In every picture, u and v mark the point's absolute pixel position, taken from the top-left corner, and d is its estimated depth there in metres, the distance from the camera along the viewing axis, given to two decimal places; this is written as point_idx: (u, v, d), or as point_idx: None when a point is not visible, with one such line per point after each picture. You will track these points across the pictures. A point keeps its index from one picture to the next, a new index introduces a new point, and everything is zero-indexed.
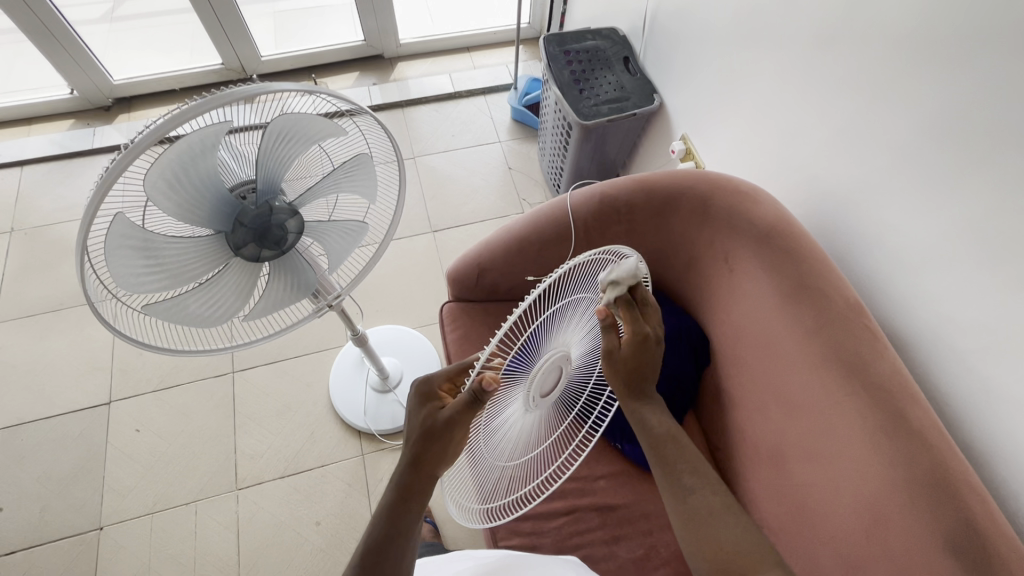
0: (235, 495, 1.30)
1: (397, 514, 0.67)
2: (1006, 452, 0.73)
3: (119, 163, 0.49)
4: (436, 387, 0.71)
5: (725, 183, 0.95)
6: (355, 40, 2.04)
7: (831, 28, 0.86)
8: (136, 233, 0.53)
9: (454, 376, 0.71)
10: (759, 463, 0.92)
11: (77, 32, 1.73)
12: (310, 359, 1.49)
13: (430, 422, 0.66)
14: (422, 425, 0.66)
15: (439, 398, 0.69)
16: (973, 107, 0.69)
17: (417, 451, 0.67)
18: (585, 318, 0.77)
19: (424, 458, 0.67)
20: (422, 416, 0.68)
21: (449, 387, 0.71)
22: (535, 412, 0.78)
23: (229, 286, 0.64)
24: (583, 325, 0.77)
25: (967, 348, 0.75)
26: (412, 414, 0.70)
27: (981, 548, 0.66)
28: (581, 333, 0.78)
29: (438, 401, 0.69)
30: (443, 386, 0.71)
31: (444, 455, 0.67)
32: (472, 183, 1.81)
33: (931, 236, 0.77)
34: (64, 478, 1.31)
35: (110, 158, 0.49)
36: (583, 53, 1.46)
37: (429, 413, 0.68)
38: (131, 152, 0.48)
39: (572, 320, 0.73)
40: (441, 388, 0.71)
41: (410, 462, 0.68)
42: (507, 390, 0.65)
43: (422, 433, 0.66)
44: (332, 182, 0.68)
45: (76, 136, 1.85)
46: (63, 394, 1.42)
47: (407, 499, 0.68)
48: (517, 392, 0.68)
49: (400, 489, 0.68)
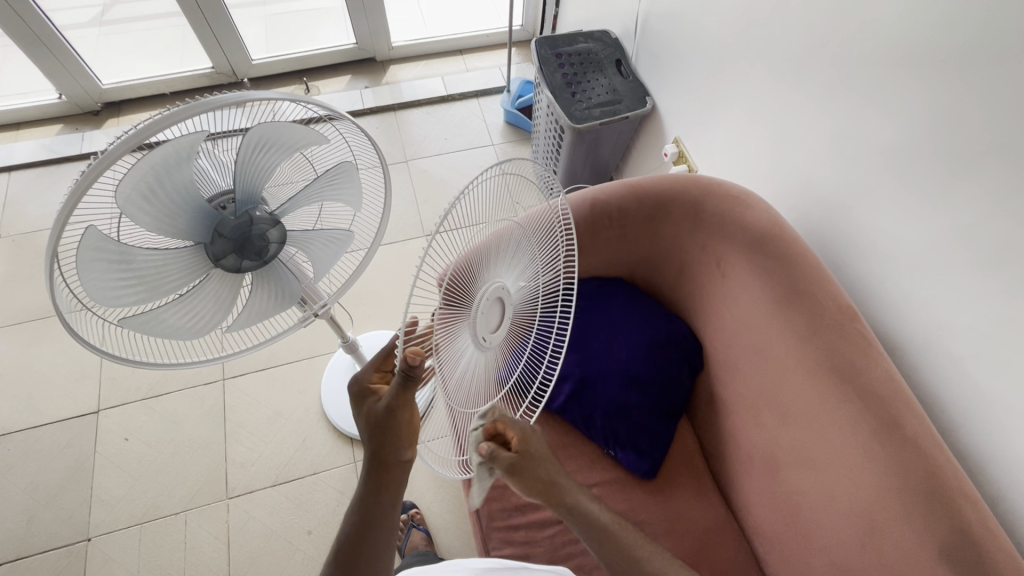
0: (226, 504, 1.28)
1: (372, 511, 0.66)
2: (1000, 459, 0.72)
3: (92, 175, 0.47)
4: (367, 381, 0.69)
5: (716, 188, 0.94)
6: (347, 43, 2.02)
7: (822, 31, 0.85)
8: (110, 245, 0.51)
9: (383, 365, 0.70)
10: (753, 469, 0.91)
11: (64, 36, 1.72)
12: (302, 365, 1.48)
13: (374, 415, 0.65)
14: (370, 417, 0.66)
15: (375, 390, 0.68)
16: (965, 111, 0.68)
17: (376, 445, 0.66)
18: (510, 247, 0.77)
19: (384, 449, 0.66)
20: (363, 415, 0.67)
21: (381, 377, 0.70)
22: (492, 353, 0.77)
23: (209, 297, 0.63)
24: (508, 258, 0.77)
25: (961, 353, 0.74)
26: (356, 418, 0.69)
27: (977, 557, 0.65)
28: (508, 265, 0.77)
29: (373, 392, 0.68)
30: (373, 377, 0.69)
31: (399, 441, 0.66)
32: (465, 187, 1.80)
33: (924, 241, 0.76)
34: (51, 488, 1.30)
35: (83, 168, 0.48)
36: (575, 56, 1.45)
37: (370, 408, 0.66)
38: (103, 162, 0.47)
39: (495, 252, 0.73)
40: (373, 381, 0.69)
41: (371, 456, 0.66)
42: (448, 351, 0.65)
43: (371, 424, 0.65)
44: (315, 190, 0.67)
45: (64, 141, 1.83)
46: (51, 403, 1.40)
47: (379, 495, 0.66)
48: (456, 349, 0.67)
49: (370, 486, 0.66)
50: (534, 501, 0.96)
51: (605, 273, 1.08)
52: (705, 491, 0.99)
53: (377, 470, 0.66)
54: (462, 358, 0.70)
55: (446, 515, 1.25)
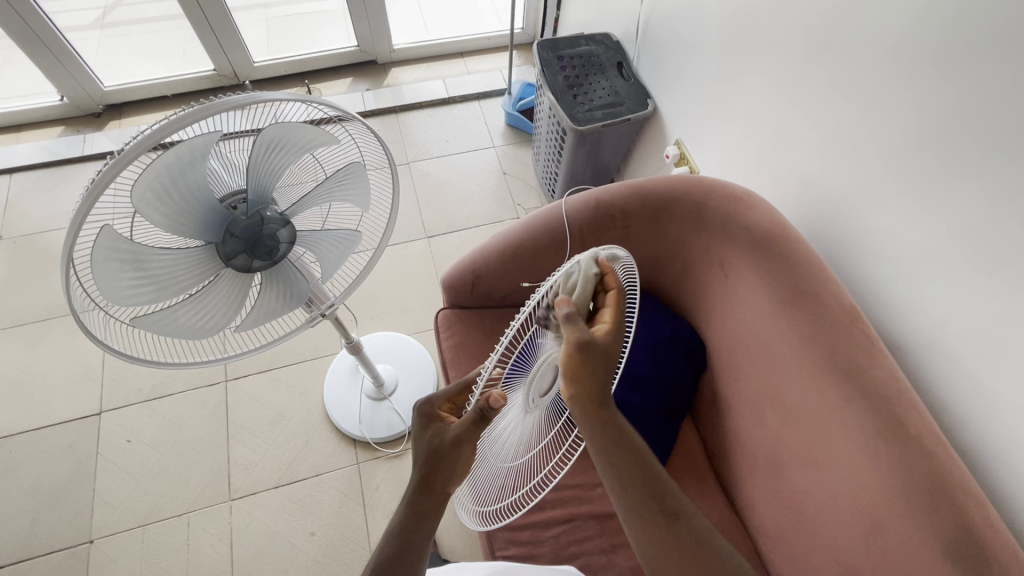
0: (229, 505, 1.28)
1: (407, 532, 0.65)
2: (1003, 457, 0.73)
3: (107, 175, 0.47)
4: (436, 408, 0.70)
5: (718, 189, 0.95)
6: (348, 46, 2.03)
7: (824, 34, 0.86)
8: (125, 245, 0.52)
9: (453, 398, 0.72)
10: (757, 469, 0.92)
11: (66, 39, 1.72)
12: (304, 367, 1.48)
13: (437, 443, 0.66)
14: (429, 446, 0.66)
15: (442, 418, 0.69)
16: (964, 113, 0.69)
17: (425, 472, 0.66)
18: None
19: (435, 478, 0.66)
20: (427, 438, 0.67)
21: (449, 408, 0.71)
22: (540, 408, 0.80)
23: (219, 297, 0.64)
24: None
25: (962, 352, 0.75)
26: (416, 438, 0.69)
27: (979, 553, 0.65)
28: None
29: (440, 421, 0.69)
30: (443, 406, 0.71)
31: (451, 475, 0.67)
32: (466, 189, 1.80)
33: (926, 241, 0.77)
34: (53, 490, 1.29)
35: (98, 168, 0.48)
36: (577, 59, 1.46)
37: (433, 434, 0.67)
38: (122, 160, 0.47)
39: None
40: (441, 409, 0.71)
41: (419, 483, 0.67)
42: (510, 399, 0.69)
43: (428, 455, 0.66)
44: (324, 191, 0.67)
45: (65, 143, 1.83)
46: (52, 405, 1.40)
47: (421, 518, 0.66)
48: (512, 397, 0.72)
49: (414, 510, 0.66)
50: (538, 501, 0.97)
51: None
52: (709, 491, 1.00)
53: (423, 494, 0.67)
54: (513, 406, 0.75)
55: (450, 516, 1.25)
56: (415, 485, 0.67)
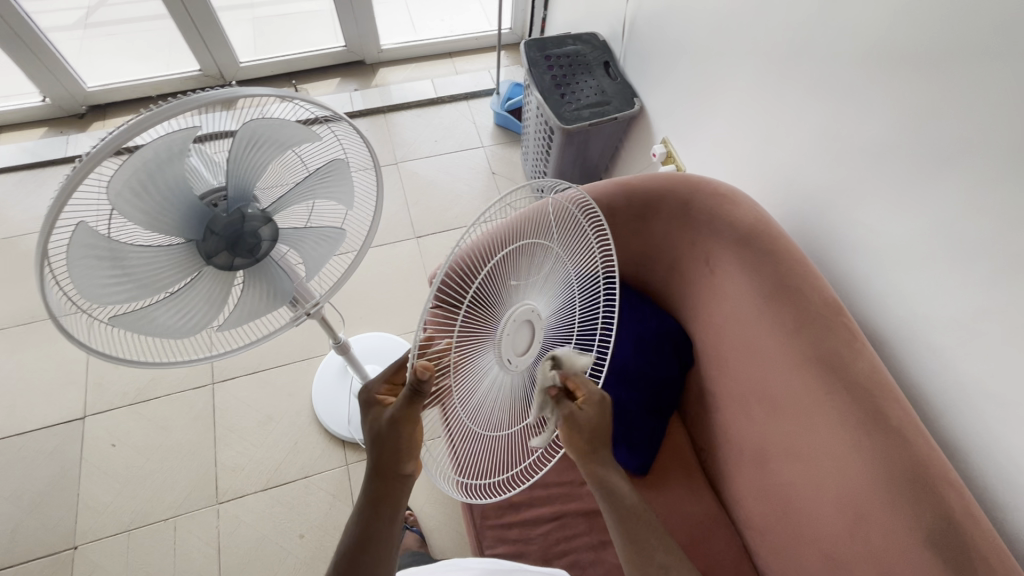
0: (216, 509, 1.27)
1: (370, 521, 0.68)
2: (981, 447, 0.74)
3: (81, 173, 0.47)
4: (374, 392, 0.69)
5: (703, 186, 0.95)
6: (336, 46, 2.02)
7: (805, 32, 0.87)
8: (101, 242, 0.51)
9: (394, 378, 0.70)
10: (743, 462, 0.93)
11: (48, 39, 1.70)
12: (292, 368, 1.47)
13: (377, 426, 0.65)
14: (371, 430, 0.66)
15: (381, 401, 0.68)
16: (941, 109, 0.71)
17: (375, 455, 0.66)
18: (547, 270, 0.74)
19: (385, 465, 0.67)
20: (370, 422, 0.67)
21: (389, 390, 0.69)
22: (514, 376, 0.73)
23: (201, 294, 0.63)
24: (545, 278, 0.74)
25: (943, 345, 0.76)
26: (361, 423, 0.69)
27: (958, 542, 0.66)
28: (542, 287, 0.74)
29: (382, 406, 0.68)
30: (382, 389, 0.69)
31: (396, 458, 0.66)
32: (455, 189, 1.80)
33: (906, 235, 0.78)
34: (36, 496, 1.27)
35: (71, 168, 0.47)
36: (564, 58, 1.47)
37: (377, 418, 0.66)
38: (95, 159, 0.47)
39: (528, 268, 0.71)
40: (380, 392, 0.69)
41: (373, 471, 0.68)
42: (472, 362, 0.65)
43: (373, 437, 0.66)
44: (308, 188, 0.67)
45: (48, 144, 1.81)
46: (35, 411, 1.38)
47: (378, 506, 0.68)
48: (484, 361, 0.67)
49: (371, 496, 0.68)
50: (526, 499, 0.97)
51: None
52: (696, 486, 1.00)
53: (376, 480, 0.68)
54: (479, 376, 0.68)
55: (439, 516, 1.24)
56: (369, 478, 0.68)
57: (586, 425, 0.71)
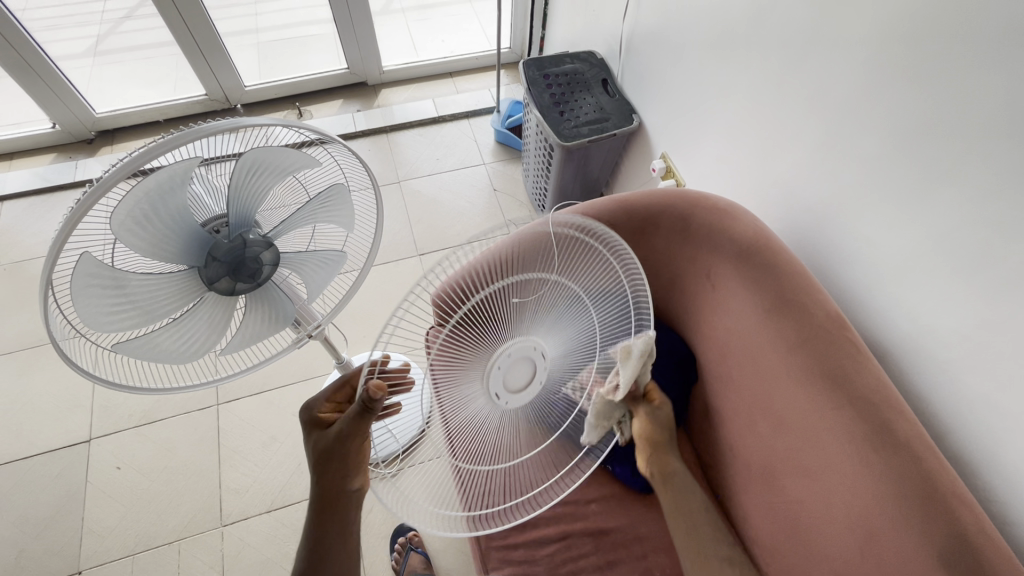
0: (220, 532, 1.26)
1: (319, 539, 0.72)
2: (991, 462, 0.73)
3: (86, 203, 0.47)
4: (318, 410, 0.77)
5: (703, 201, 0.96)
6: (339, 68, 2.06)
7: (799, 48, 0.89)
8: (105, 270, 0.52)
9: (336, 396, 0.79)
10: (750, 480, 0.91)
11: (59, 68, 1.74)
12: (297, 388, 1.47)
13: (325, 443, 0.72)
14: (318, 447, 0.72)
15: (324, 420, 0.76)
16: (935, 123, 0.71)
17: (320, 467, 0.72)
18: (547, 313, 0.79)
19: (327, 483, 0.72)
20: (315, 439, 0.74)
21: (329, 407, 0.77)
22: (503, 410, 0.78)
23: (203, 319, 0.64)
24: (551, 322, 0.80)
25: (948, 358, 0.75)
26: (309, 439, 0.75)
27: (974, 562, 0.65)
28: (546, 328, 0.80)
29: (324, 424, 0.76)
30: (322, 407, 0.77)
31: (338, 472, 0.72)
32: (457, 207, 1.81)
33: (908, 248, 0.78)
34: (42, 520, 1.27)
35: (77, 196, 0.48)
36: (563, 76, 1.48)
37: (318, 438, 0.73)
38: (100, 189, 0.47)
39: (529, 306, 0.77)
40: (323, 411, 0.77)
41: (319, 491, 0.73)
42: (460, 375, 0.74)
43: (319, 453, 0.72)
44: (308, 213, 0.68)
45: (57, 169, 1.84)
46: (41, 434, 1.38)
47: (325, 522, 0.72)
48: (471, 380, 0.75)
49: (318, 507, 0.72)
50: (532, 518, 0.96)
51: None
52: None
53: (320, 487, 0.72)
54: (465, 395, 0.75)
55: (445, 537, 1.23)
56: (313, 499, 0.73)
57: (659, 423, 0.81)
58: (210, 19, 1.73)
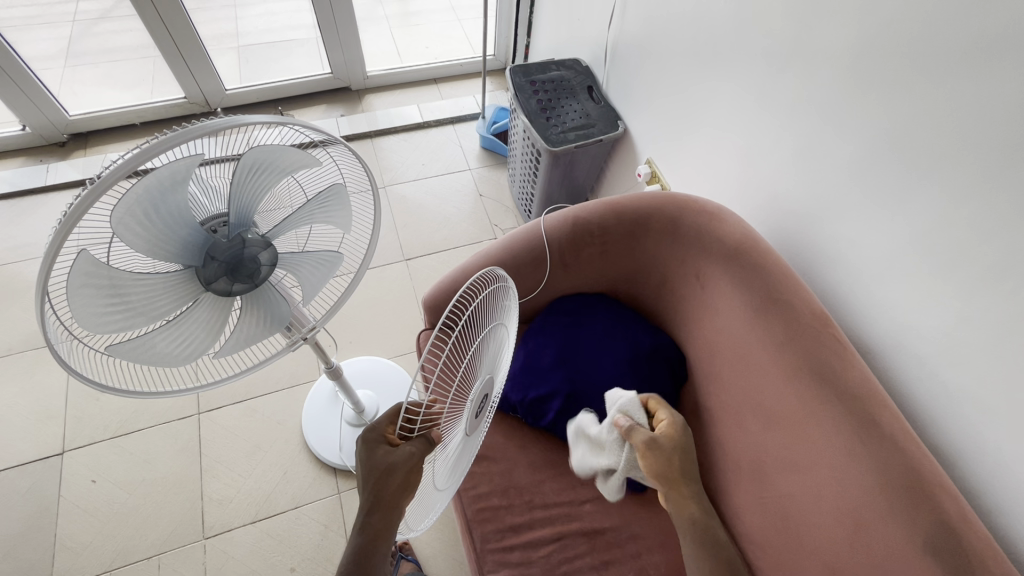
0: (203, 544, 1.22)
1: (371, 550, 0.67)
2: (969, 452, 0.76)
3: (81, 204, 0.46)
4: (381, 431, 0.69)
5: (691, 204, 0.98)
6: (322, 73, 2.05)
7: (781, 57, 0.92)
8: (101, 270, 0.50)
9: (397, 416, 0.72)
10: (740, 477, 0.93)
11: (30, 68, 1.69)
12: (282, 396, 1.44)
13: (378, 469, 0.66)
14: (380, 460, 0.66)
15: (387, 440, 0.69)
16: (908, 129, 0.75)
17: (376, 489, 0.66)
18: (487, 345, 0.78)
19: (385, 497, 0.67)
20: (372, 459, 0.67)
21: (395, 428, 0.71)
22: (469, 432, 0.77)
23: (198, 321, 0.62)
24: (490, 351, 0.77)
25: (926, 353, 0.79)
26: (359, 458, 0.68)
27: (957, 547, 0.67)
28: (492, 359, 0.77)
29: (389, 442, 0.69)
30: (387, 427, 0.70)
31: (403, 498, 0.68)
32: (443, 212, 1.81)
33: (886, 248, 0.81)
34: (12, 538, 1.22)
35: (72, 199, 0.46)
36: (549, 83, 1.51)
37: (384, 451, 0.67)
38: (99, 188, 0.46)
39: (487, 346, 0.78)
40: (386, 431, 0.70)
41: (370, 504, 0.67)
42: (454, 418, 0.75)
43: (378, 468, 0.66)
44: (306, 213, 0.67)
45: (27, 173, 1.78)
46: (10, 448, 1.32)
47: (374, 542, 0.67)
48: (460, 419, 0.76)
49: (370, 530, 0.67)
50: (528, 520, 0.96)
51: (590, 289, 1.14)
52: None
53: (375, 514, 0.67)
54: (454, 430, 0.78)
55: (436, 543, 1.22)
56: (364, 513, 0.67)
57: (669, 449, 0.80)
58: (190, 21, 1.70)
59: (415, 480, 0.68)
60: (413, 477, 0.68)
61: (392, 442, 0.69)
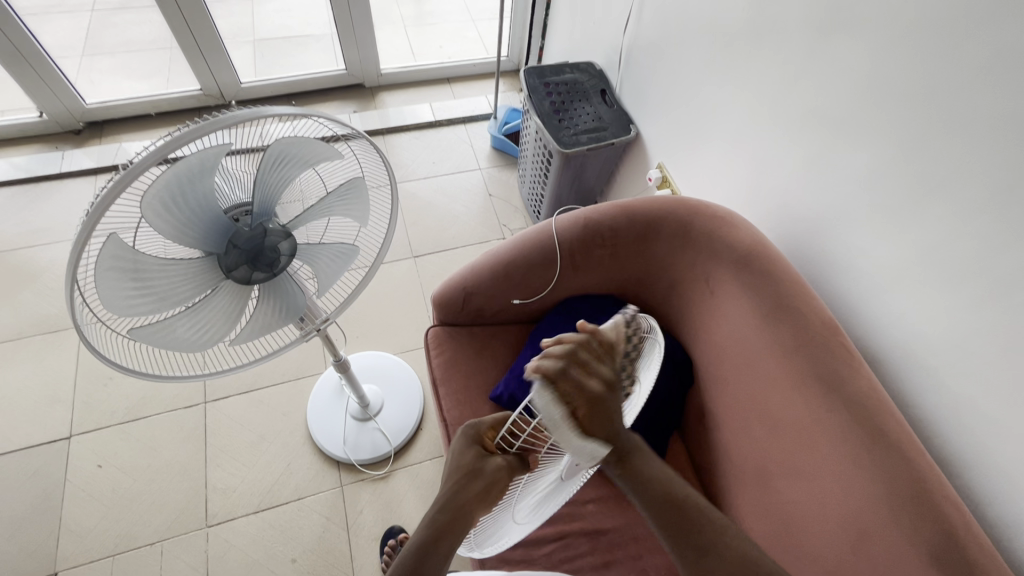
0: (205, 533, 1.23)
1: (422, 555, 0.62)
2: (977, 465, 0.76)
3: (114, 189, 0.47)
4: (483, 431, 0.72)
5: (703, 209, 0.99)
6: (337, 69, 2.06)
7: (797, 66, 0.92)
8: (128, 255, 0.51)
9: (500, 425, 0.74)
10: (745, 480, 0.93)
11: (50, 56, 1.71)
12: (288, 387, 1.45)
13: (473, 462, 0.68)
14: (468, 463, 0.68)
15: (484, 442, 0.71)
16: (920, 143, 0.75)
17: (457, 489, 0.66)
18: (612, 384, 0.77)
19: (461, 503, 0.65)
20: (468, 454, 0.69)
21: (494, 434, 0.72)
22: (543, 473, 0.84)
23: (218, 309, 0.64)
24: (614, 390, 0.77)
25: (935, 365, 0.79)
26: (454, 449, 0.71)
27: (960, 555, 0.68)
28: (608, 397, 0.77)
29: (486, 448, 0.70)
30: (488, 431, 0.72)
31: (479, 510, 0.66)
32: (453, 210, 1.83)
33: (897, 259, 0.82)
34: (18, 521, 1.23)
35: (105, 182, 0.48)
36: (562, 85, 1.52)
37: (475, 456, 0.68)
38: (130, 174, 0.47)
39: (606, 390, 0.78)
40: (487, 433, 0.72)
41: (444, 502, 0.66)
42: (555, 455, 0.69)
43: (462, 472, 0.67)
44: (325, 206, 0.69)
45: (43, 160, 1.80)
46: (18, 430, 1.33)
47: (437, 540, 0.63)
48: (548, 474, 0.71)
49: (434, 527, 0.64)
50: None
51: (598, 291, 1.14)
52: None
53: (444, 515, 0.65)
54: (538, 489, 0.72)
55: None
56: (434, 509, 0.66)
57: (606, 356, 0.62)
58: (208, 15, 1.72)
59: (495, 497, 0.66)
60: (495, 493, 0.66)
61: (488, 449, 0.70)
